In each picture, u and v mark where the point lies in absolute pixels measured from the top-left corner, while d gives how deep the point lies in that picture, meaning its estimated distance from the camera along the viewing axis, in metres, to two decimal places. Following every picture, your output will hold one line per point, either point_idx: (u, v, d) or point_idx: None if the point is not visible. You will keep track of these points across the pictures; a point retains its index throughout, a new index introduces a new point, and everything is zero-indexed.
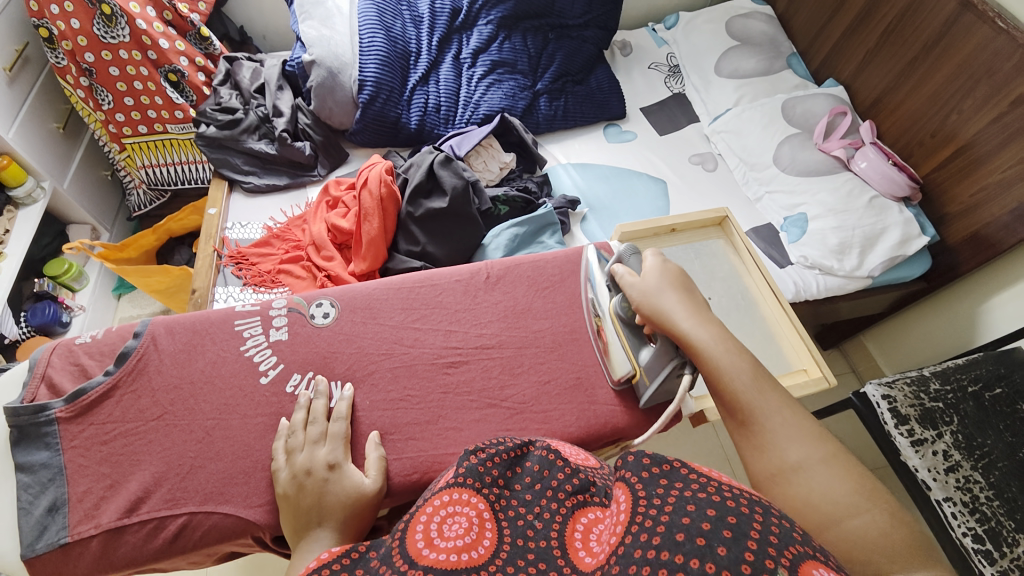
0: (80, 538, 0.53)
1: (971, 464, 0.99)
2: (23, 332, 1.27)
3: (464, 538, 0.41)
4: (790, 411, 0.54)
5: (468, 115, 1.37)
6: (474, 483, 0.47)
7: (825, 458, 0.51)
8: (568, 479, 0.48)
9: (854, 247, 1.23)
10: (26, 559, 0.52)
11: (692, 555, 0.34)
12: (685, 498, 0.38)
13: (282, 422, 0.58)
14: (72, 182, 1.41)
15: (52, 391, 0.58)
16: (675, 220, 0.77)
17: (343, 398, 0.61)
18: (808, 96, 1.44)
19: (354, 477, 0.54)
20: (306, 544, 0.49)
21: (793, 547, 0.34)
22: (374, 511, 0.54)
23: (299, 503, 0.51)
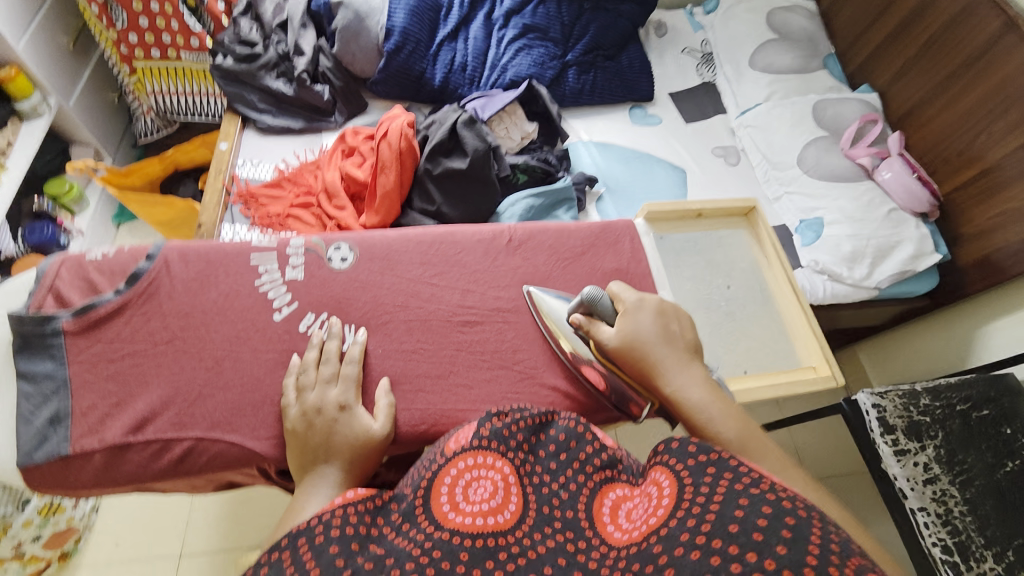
0: (82, 451, 0.53)
1: (949, 479, 1.01)
2: (20, 249, 1.25)
3: (490, 502, 0.46)
4: (787, 475, 0.46)
5: (495, 78, 1.32)
6: (496, 445, 0.50)
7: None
8: (596, 453, 0.50)
9: (866, 257, 1.22)
10: (23, 467, 0.52)
11: (748, 548, 0.36)
12: (738, 492, 0.40)
13: (294, 359, 0.58)
14: (80, 102, 1.36)
15: (58, 302, 0.57)
16: (703, 205, 0.75)
17: (356, 343, 0.60)
18: (841, 99, 1.42)
19: (363, 420, 0.54)
20: (312, 479, 0.49)
21: (854, 560, 0.35)
22: (380, 453, 0.54)
23: (308, 440, 0.51)
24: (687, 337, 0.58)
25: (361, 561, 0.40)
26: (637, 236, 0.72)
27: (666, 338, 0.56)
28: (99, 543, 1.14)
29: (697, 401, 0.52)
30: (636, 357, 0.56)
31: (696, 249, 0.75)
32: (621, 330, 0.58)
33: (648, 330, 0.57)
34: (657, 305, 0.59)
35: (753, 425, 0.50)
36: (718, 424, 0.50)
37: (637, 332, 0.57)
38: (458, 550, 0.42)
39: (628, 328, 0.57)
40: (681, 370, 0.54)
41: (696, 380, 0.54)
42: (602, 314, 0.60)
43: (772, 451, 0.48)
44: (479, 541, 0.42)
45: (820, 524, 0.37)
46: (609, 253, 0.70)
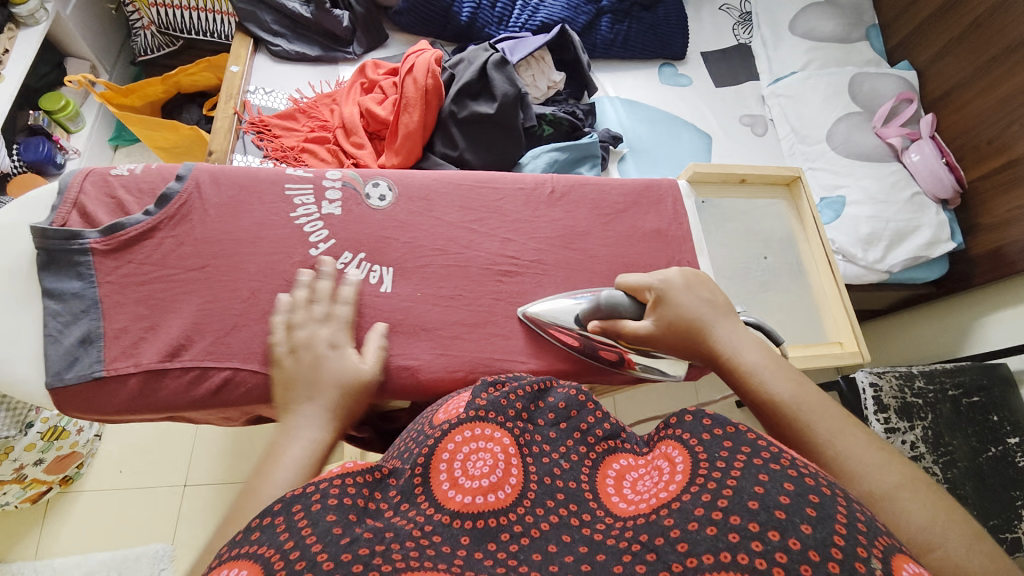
0: (116, 373, 0.51)
1: (933, 458, 1.06)
2: (15, 167, 1.19)
3: (490, 476, 0.42)
4: (851, 430, 0.45)
5: (525, 19, 1.24)
6: (495, 416, 0.48)
7: (903, 484, 0.42)
8: (598, 423, 0.50)
9: (882, 240, 1.22)
10: (53, 387, 0.50)
11: (771, 527, 0.34)
12: (758, 467, 0.37)
13: (282, 298, 0.54)
14: (78, 11, 1.26)
15: (85, 220, 0.54)
16: (747, 171, 0.72)
17: (349, 284, 0.56)
18: (879, 75, 1.37)
19: (353, 360, 0.52)
20: (294, 419, 0.46)
21: (881, 539, 0.34)
22: (366, 396, 0.52)
23: (294, 375, 0.49)
24: (723, 304, 0.56)
25: (360, 530, 0.35)
26: (680, 197, 0.68)
27: (709, 308, 0.54)
28: (103, 469, 1.15)
29: (749, 366, 0.50)
30: (680, 329, 0.54)
31: (734, 218, 0.73)
32: (658, 314, 0.55)
33: (689, 303, 0.55)
34: (686, 277, 0.57)
35: (810, 385, 0.49)
36: (773, 387, 0.48)
37: (675, 305, 0.55)
38: (457, 533, 0.38)
39: (667, 302, 0.55)
40: (729, 338, 0.52)
41: (745, 346, 0.52)
42: (625, 313, 0.56)
43: (833, 410, 0.46)
44: (479, 522, 0.39)
45: (845, 502, 0.36)
46: (651, 212, 0.66)
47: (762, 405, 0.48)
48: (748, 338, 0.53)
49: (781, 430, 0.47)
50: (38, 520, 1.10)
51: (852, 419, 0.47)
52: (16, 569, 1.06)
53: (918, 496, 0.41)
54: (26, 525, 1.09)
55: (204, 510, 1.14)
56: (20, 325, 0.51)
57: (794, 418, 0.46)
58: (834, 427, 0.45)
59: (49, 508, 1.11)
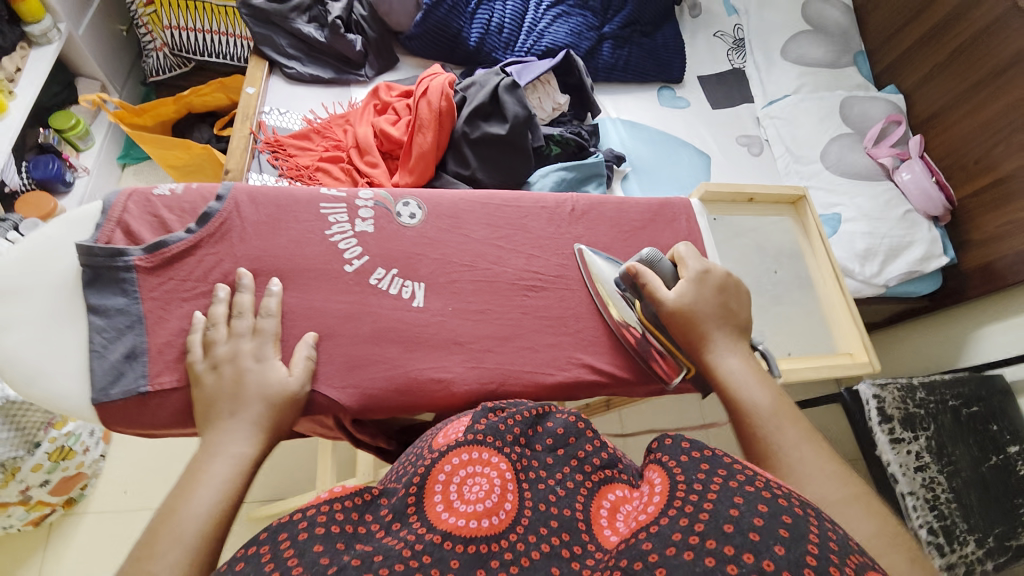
0: (160, 389, 0.47)
1: (938, 468, 1.08)
2: (23, 184, 1.19)
3: (485, 501, 0.42)
4: (811, 445, 0.47)
5: (531, 44, 1.28)
6: (492, 441, 0.47)
7: (850, 499, 0.43)
8: (596, 453, 0.49)
9: (877, 255, 1.26)
10: (98, 404, 0.47)
11: (745, 549, 0.35)
12: (733, 490, 0.39)
13: (198, 314, 0.49)
14: (89, 33, 1.28)
15: (128, 238, 0.50)
16: (756, 190, 0.75)
17: (272, 295, 0.51)
18: (868, 98, 1.43)
19: (278, 374, 0.48)
20: (216, 435, 0.44)
21: (852, 557, 0.36)
22: (297, 411, 0.49)
23: (216, 394, 0.45)
24: (742, 318, 0.57)
25: (347, 558, 0.36)
26: (693, 215, 0.70)
27: (720, 312, 0.55)
28: (106, 490, 1.13)
29: (733, 373, 0.52)
30: (687, 322, 0.54)
31: (745, 234, 0.76)
32: (681, 292, 0.55)
33: (704, 301, 0.55)
34: (726, 279, 0.57)
35: (787, 403, 0.51)
36: (750, 392, 0.51)
37: (693, 297, 0.55)
38: (448, 556, 0.38)
39: (687, 292, 0.55)
40: (727, 344, 0.54)
41: (739, 354, 0.54)
42: (660, 275, 0.57)
43: (798, 428, 0.48)
44: (471, 547, 0.39)
45: (817, 522, 0.37)
46: (667, 230, 0.68)
47: (734, 407, 0.51)
48: (744, 350, 0.55)
49: (744, 431, 0.50)
50: (40, 543, 1.08)
51: (816, 438, 0.49)
52: None
53: (866, 514, 0.43)
54: (27, 549, 1.06)
55: None
56: (62, 340, 0.47)
57: (759, 423, 0.49)
58: (795, 442, 0.47)
59: (51, 530, 1.09)
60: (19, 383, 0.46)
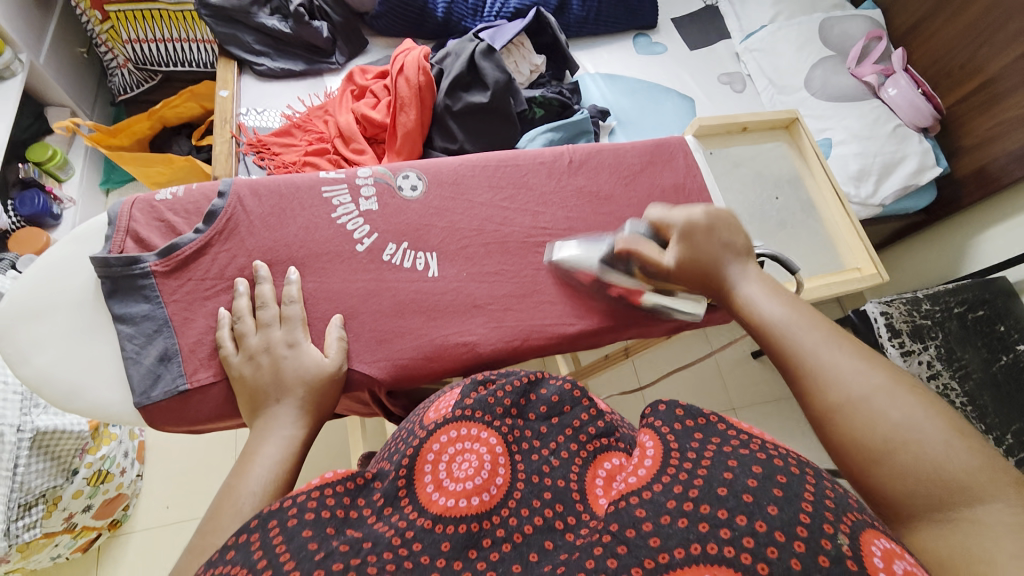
0: (200, 385, 0.48)
1: (950, 374, 1.11)
2: (13, 223, 1.18)
3: (475, 478, 0.44)
4: (839, 345, 0.47)
5: (499, 7, 1.25)
6: (482, 415, 0.49)
7: (881, 387, 0.44)
8: (592, 421, 0.51)
9: (872, 174, 1.25)
10: (141, 408, 0.47)
11: (738, 512, 0.37)
12: (727, 455, 0.41)
13: (222, 311, 0.49)
14: (50, 59, 1.25)
15: (140, 245, 0.50)
16: (748, 118, 0.75)
17: (291, 283, 0.51)
18: (847, 16, 1.40)
19: (313, 357, 0.49)
20: (266, 421, 0.46)
21: (848, 515, 0.37)
22: (338, 390, 0.50)
23: (257, 383, 0.47)
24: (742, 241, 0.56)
25: (335, 544, 0.37)
26: (690, 151, 0.70)
27: (722, 249, 0.54)
28: (150, 506, 1.16)
29: (750, 298, 0.53)
30: (693, 274, 0.54)
31: (743, 164, 0.76)
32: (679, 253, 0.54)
33: (704, 248, 0.54)
34: (710, 218, 0.55)
35: (804, 306, 0.51)
36: (766, 311, 0.52)
37: (693, 250, 0.54)
38: (438, 539, 0.39)
39: (685, 249, 0.54)
40: (737, 272, 0.54)
41: (749, 278, 0.54)
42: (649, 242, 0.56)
43: (821, 327, 0.49)
44: (461, 527, 0.40)
45: (813, 481, 0.40)
46: (667, 170, 0.68)
47: (754, 329, 0.52)
48: (755, 271, 0.55)
49: (769, 347, 0.51)
50: (92, 567, 1.09)
51: (845, 334, 0.49)
52: None
53: (905, 399, 0.43)
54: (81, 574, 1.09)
55: None
56: (95, 354, 0.48)
57: (779, 335, 0.50)
58: (820, 341, 0.48)
59: (102, 552, 1.11)
60: (60, 401, 0.47)
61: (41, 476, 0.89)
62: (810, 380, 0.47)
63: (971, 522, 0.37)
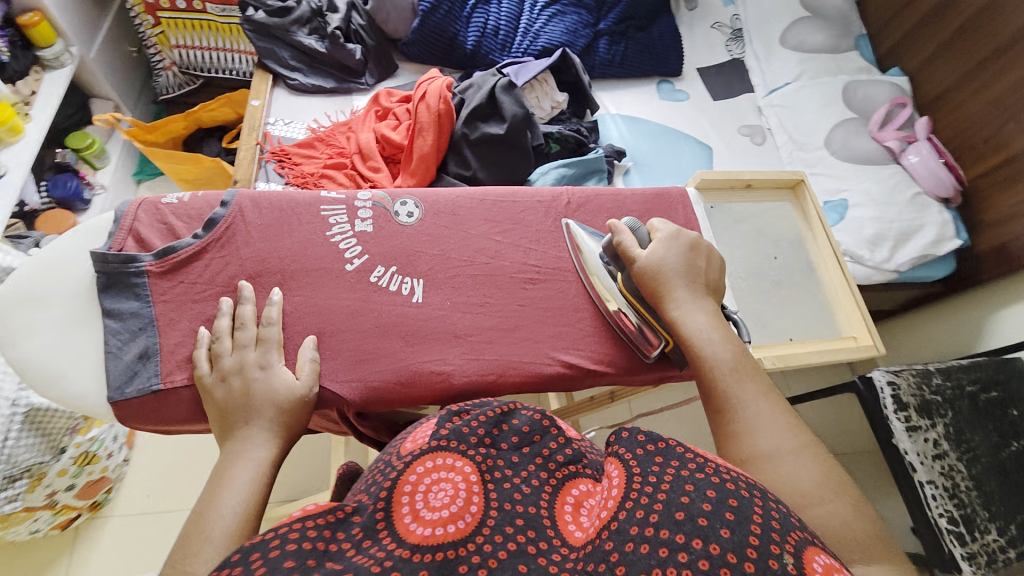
0: (172, 387, 0.49)
1: (957, 455, 1.06)
2: (44, 203, 1.24)
3: (450, 507, 0.43)
4: (769, 401, 0.50)
5: (527, 44, 1.30)
6: (458, 445, 0.48)
7: (798, 449, 0.47)
8: (560, 449, 0.52)
9: (888, 240, 1.23)
10: (113, 403, 0.48)
11: (694, 536, 0.38)
12: (684, 479, 0.42)
13: (202, 330, 0.50)
14: (100, 54, 1.33)
15: (140, 245, 0.52)
16: (753, 176, 0.74)
17: (274, 303, 0.52)
18: (872, 81, 1.41)
19: (284, 379, 0.49)
20: (234, 444, 0.46)
21: (792, 534, 0.38)
22: (308, 412, 0.50)
23: (227, 405, 0.47)
24: (710, 278, 0.58)
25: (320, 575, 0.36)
26: (690, 203, 0.70)
27: (688, 274, 0.56)
28: (129, 494, 1.16)
29: (697, 331, 0.53)
30: (656, 283, 0.55)
31: (744, 220, 0.75)
32: (650, 257, 0.56)
33: (672, 265, 0.56)
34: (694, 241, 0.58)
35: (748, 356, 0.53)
36: (715, 349, 0.53)
37: (662, 261, 0.56)
38: (417, 567, 0.38)
39: (656, 256, 0.56)
40: (699, 301, 0.55)
41: (704, 315, 0.54)
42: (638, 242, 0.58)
43: (758, 382, 0.51)
44: (438, 556, 0.39)
45: (761, 502, 0.40)
46: (664, 220, 0.68)
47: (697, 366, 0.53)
48: (712, 309, 0.55)
49: (706, 387, 0.52)
50: (64, 549, 1.10)
51: (775, 392, 0.51)
52: None
53: (814, 464, 0.46)
54: (50, 556, 1.08)
55: None
56: (80, 344, 0.49)
57: (718, 378, 0.52)
58: (754, 395, 0.50)
59: (76, 536, 1.11)
60: (41, 388, 0.48)
61: (28, 451, 0.88)
62: (737, 428, 0.49)
63: None
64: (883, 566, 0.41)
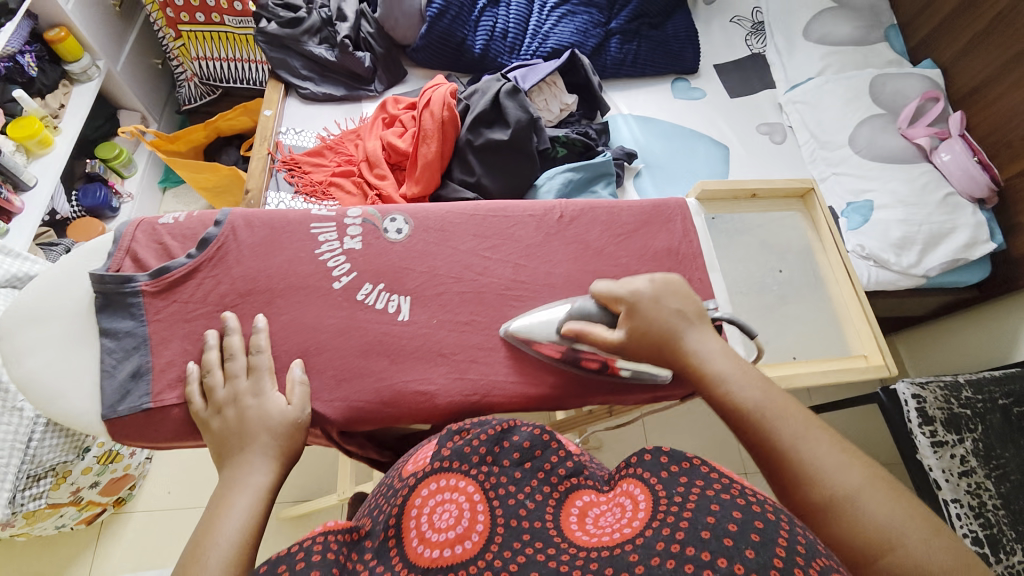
0: (162, 405, 0.51)
1: (985, 472, 0.99)
2: (74, 212, 1.31)
3: (455, 529, 0.42)
4: (815, 431, 0.46)
5: (536, 46, 1.28)
6: (459, 465, 0.47)
7: (864, 480, 0.43)
8: (563, 462, 0.49)
9: (916, 244, 1.16)
10: (107, 420, 0.50)
11: (720, 554, 0.35)
12: (709, 498, 0.39)
13: (191, 365, 0.51)
14: (126, 67, 1.38)
15: (136, 265, 0.54)
16: (758, 185, 0.71)
17: (258, 331, 0.53)
18: (902, 74, 1.33)
19: (275, 404, 0.50)
20: (232, 472, 0.47)
21: (818, 560, 0.36)
22: (302, 435, 0.51)
23: (225, 435, 0.49)
24: (690, 309, 0.54)
25: None
26: (689, 215, 0.68)
27: (672, 320, 0.53)
28: (153, 490, 1.21)
29: (720, 372, 0.50)
30: (649, 349, 0.52)
31: (748, 231, 0.73)
32: (629, 325, 0.53)
33: (654, 322, 0.53)
34: (654, 287, 0.55)
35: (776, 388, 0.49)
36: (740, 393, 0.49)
37: (643, 323, 0.53)
38: None
39: (634, 323, 0.53)
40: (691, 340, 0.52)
41: (716, 352, 0.52)
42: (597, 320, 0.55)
43: (797, 413, 0.47)
44: None
45: (788, 527, 0.38)
46: (662, 232, 0.66)
47: (729, 413, 0.49)
48: (719, 344, 0.53)
49: (749, 435, 0.48)
50: (93, 540, 1.16)
51: (815, 418, 0.48)
52: None
53: (882, 496, 0.42)
54: (79, 547, 1.15)
55: None
56: (78, 363, 0.52)
57: (760, 423, 0.47)
58: (800, 429, 0.46)
59: (103, 529, 1.17)
60: (40, 405, 0.51)
61: (53, 451, 0.89)
62: (794, 474, 0.44)
63: None
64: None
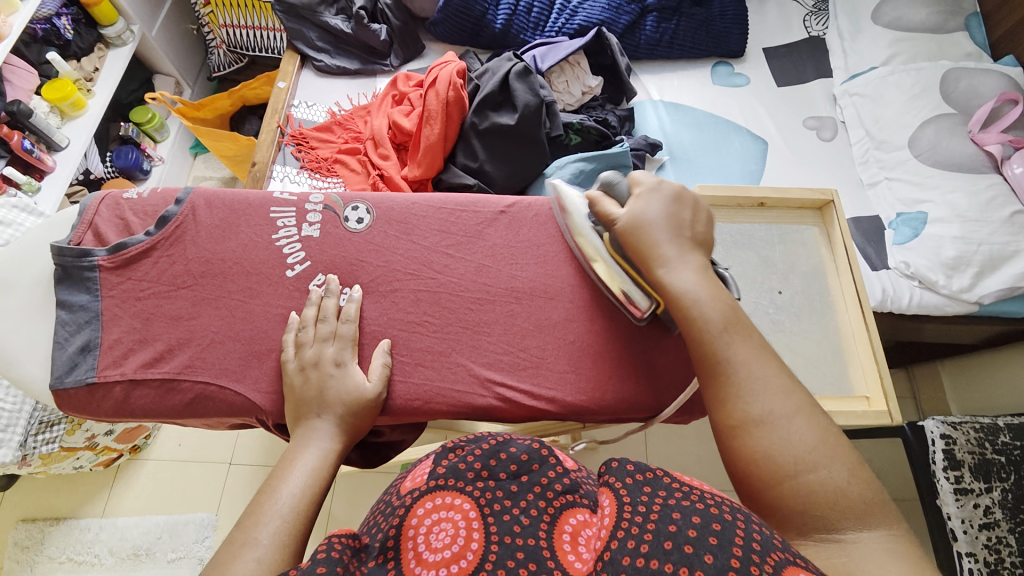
0: (105, 381, 0.54)
1: (1010, 526, 0.88)
2: (108, 172, 1.37)
3: (451, 548, 0.39)
4: (762, 359, 0.48)
5: (562, 23, 1.20)
6: (456, 483, 0.45)
7: (796, 410, 0.45)
8: (558, 478, 0.47)
9: (971, 266, 1.01)
10: (54, 389, 0.54)
11: (681, 564, 0.35)
12: (671, 506, 0.39)
13: (293, 316, 0.56)
14: (161, 31, 1.41)
15: (96, 239, 0.58)
16: (766, 194, 0.68)
17: (353, 300, 0.57)
18: (979, 70, 1.16)
19: (355, 378, 0.54)
20: (305, 431, 0.51)
21: (773, 555, 0.36)
22: (373, 413, 0.54)
23: (303, 394, 0.52)
24: (697, 233, 0.55)
25: None
26: None
27: (671, 225, 0.54)
28: (166, 440, 1.28)
29: (686, 288, 0.51)
30: (635, 237, 0.54)
31: (749, 245, 0.69)
32: (633, 208, 0.55)
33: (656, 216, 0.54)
34: (677, 194, 0.56)
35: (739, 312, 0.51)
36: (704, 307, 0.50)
37: (644, 214, 0.54)
38: None
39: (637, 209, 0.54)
40: (675, 257, 0.52)
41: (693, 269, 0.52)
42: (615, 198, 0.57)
43: (752, 342, 0.48)
44: None
45: (744, 524, 0.38)
46: None
47: (687, 323, 0.50)
48: (700, 262, 0.53)
49: (701, 353, 0.49)
50: (108, 482, 1.25)
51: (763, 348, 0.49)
52: (85, 524, 1.21)
53: (807, 427, 0.44)
54: (98, 486, 1.24)
55: (244, 487, 1.24)
56: (35, 332, 0.55)
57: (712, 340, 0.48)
58: (750, 354, 0.48)
59: (119, 472, 1.25)
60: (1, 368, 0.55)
61: None
62: (732, 389, 0.47)
63: (856, 544, 0.40)
64: (886, 531, 0.40)
